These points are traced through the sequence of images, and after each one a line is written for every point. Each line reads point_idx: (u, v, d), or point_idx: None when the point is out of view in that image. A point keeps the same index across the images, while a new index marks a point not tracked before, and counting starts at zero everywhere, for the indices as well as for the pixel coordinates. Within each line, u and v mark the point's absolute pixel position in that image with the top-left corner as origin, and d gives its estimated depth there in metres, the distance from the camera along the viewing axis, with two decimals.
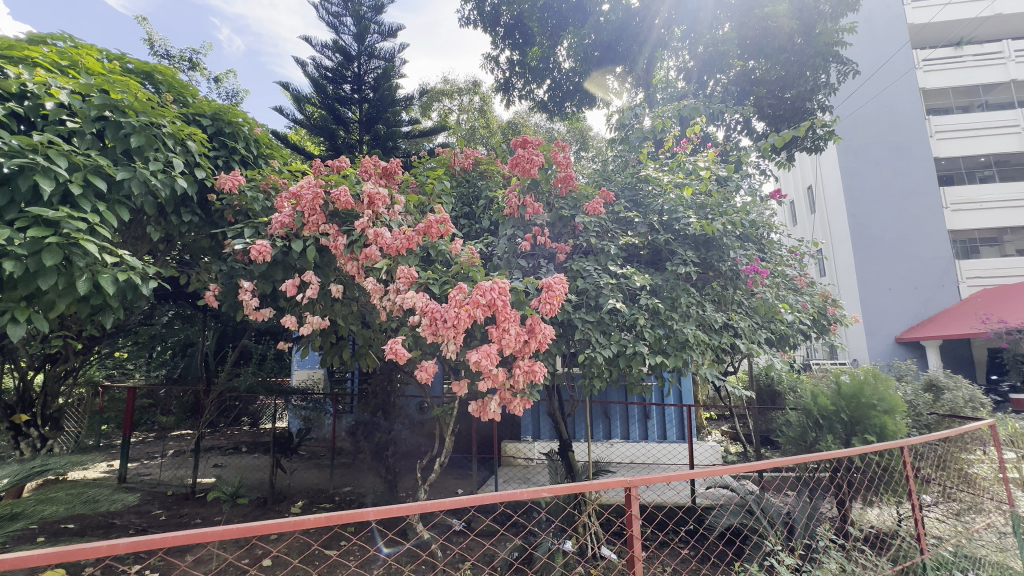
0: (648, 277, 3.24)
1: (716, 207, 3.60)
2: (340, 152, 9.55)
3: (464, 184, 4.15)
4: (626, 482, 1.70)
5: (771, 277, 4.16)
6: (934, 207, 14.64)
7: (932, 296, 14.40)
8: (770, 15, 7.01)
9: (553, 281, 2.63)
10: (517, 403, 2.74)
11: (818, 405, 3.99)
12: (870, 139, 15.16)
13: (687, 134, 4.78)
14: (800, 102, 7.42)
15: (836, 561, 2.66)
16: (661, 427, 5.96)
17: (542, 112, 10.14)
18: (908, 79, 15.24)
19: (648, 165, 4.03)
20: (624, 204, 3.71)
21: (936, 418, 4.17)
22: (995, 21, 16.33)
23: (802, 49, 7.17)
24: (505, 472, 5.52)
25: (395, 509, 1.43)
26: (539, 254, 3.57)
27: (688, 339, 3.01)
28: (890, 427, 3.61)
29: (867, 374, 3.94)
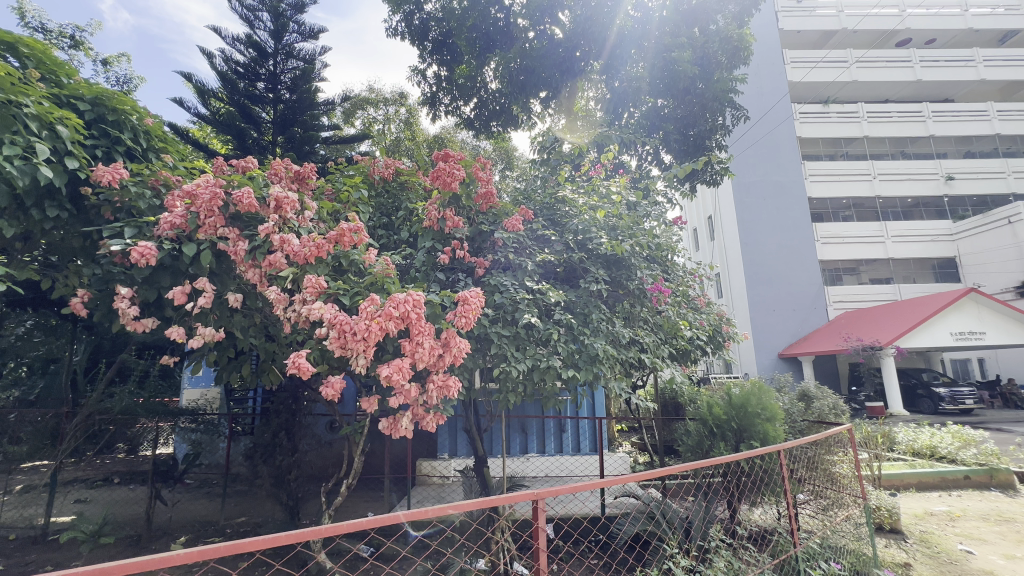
0: (563, 293, 3.34)
1: (626, 229, 3.80)
2: (248, 152, 8.86)
3: (383, 194, 4.08)
4: (533, 494, 1.72)
5: (673, 295, 4.48)
6: (808, 239, 16.88)
7: (807, 317, 16.50)
8: (676, 58, 7.67)
9: (469, 295, 2.62)
10: (429, 418, 2.70)
11: (712, 414, 4.34)
12: (758, 176, 17.17)
13: (601, 160, 5.11)
14: (700, 139, 8.26)
15: (723, 557, 2.88)
16: (575, 441, 6.12)
17: (468, 129, 10.23)
18: (786, 127, 17.57)
19: (565, 187, 4.22)
20: (542, 222, 3.84)
21: (807, 424, 4.73)
22: (853, 85, 19.10)
23: (703, 93, 7.96)
24: (419, 492, 5.33)
25: (285, 536, 1.31)
26: (457, 267, 3.59)
27: (598, 354, 3.14)
28: (770, 433, 4.05)
29: (752, 386, 4.39)
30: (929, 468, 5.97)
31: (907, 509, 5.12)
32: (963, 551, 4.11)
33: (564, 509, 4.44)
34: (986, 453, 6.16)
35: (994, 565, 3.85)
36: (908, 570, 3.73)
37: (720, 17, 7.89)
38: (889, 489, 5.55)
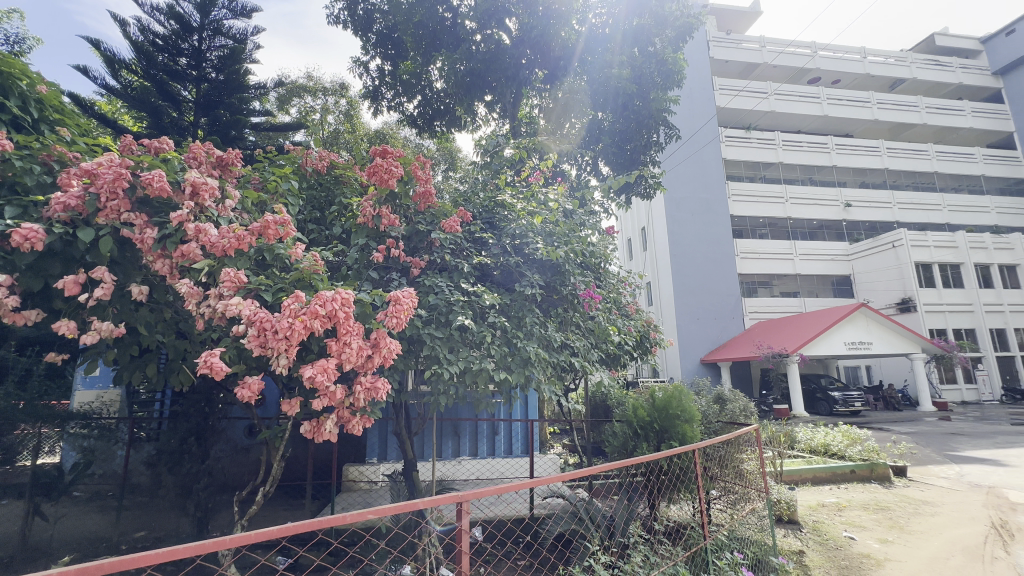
0: (498, 297, 3.36)
1: (562, 236, 3.89)
2: (165, 132, 8.13)
3: (316, 187, 3.91)
4: (457, 497, 1.71)
5: (604, 301, 4.65)
6: (728, 253, 18.31)
7: (726, 325, 17.85)
8: (617, 76, 8.04)
9: (401, 295, 2.58)
10: (355, 421, 2.61)
11: (637, 416, 4.54)
12: (686, 192, 18.48)
13: (541, 168, 5.23)
14: (636, 154, 8.71)
15: (640, 550, 3.03)
16: (508, 443, 6.18)
17: (410, 126, 10.05)
18: (712, 148, 19.03)
19: (505, 191, 4.26)
20: (480, 225, 3.85)
21: (721, 425, 5.09)
22: (772, 115, 20.88)
23: (640, 110, 8.35)
24: (343, 498, 5.12)
25: (181, 550, 1.21)
26: (392, 266, 3.51)
27: (530, 357, 3.21)
28: (688, 433, 4.32)
29: (673, 389, 4.65)
30: (823, 464, 6.63)
31: (803, 501, 5.66)
32: (846, 537, 4.60)
33: (492, 511, 4.48)
34: (868, 450, 6.95)
35: (871, 548, 4.35)
36: (802, 556, 4.11)
37: (657, 41, 8.24)
38: (789, 484, 6.11)
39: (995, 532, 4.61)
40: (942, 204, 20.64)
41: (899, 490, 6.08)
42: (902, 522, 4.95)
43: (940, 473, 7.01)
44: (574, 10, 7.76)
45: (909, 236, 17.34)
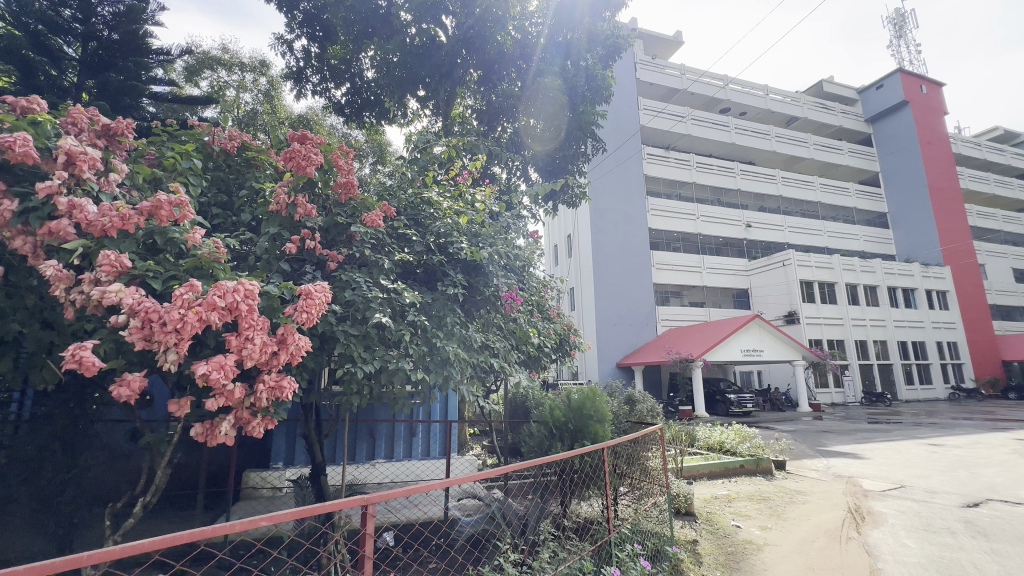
0: (419, 295, 3.30)
1: (487, 237, 3.90)
2: (39, 93, 6.97)
3: (225, 169, 3.61)
4: (362, 500, 1.65)
5: (526, 304, 4.72)
6: (644, 263, 19.60)
7: (640, 331, 19.05)
8: (548, 85, 8.24)
9: (313, 289, 2.44)
10: (256, 423, 2.43)
11: (553, 417, 4.74)
12: (609, 203, 19.51)
13: (470, 168, 5.22)
14: (565, 163, 9.00)
15: (549, 547, 3.11)
16: (425, 444, 6.08)
17: (337, 114, 9.59)
18: (634, 164, 20.26)
19: (431, 189, 4.20)
20: (404, 221, 3.76)
21: (630, 425, 5.40)
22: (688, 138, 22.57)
23: (570, 122, 8.62)
24: (241, 507, 4.74)
25: (20, 572, 1.04)
26: (306, 258, 3.33)
27: (449, 357, 3.18)
28: (598, 433, 4.51)
29: (588, 391, 4.84)
30: (717, 459, 7.26)
31: (699, 494, 6.16)
32: (733, 525, 5.08)
33: (405, 514, 4.36)
34: (755, 446, 7.73)
35: (753, 534, 4.83)
36: (695, 545, 4.45)
37: (588, 56, 8.53)
38: (688, 479, 6.63)
39: (851, 515, 5.33)
40: (823, 230, 23.54)
41: (779, 482, 6.82)
42: (779, 510, 5.56)
43: (812, 466, 7.96)
44: (510, 16, 7.85)
45: (796, 256, 19.54)
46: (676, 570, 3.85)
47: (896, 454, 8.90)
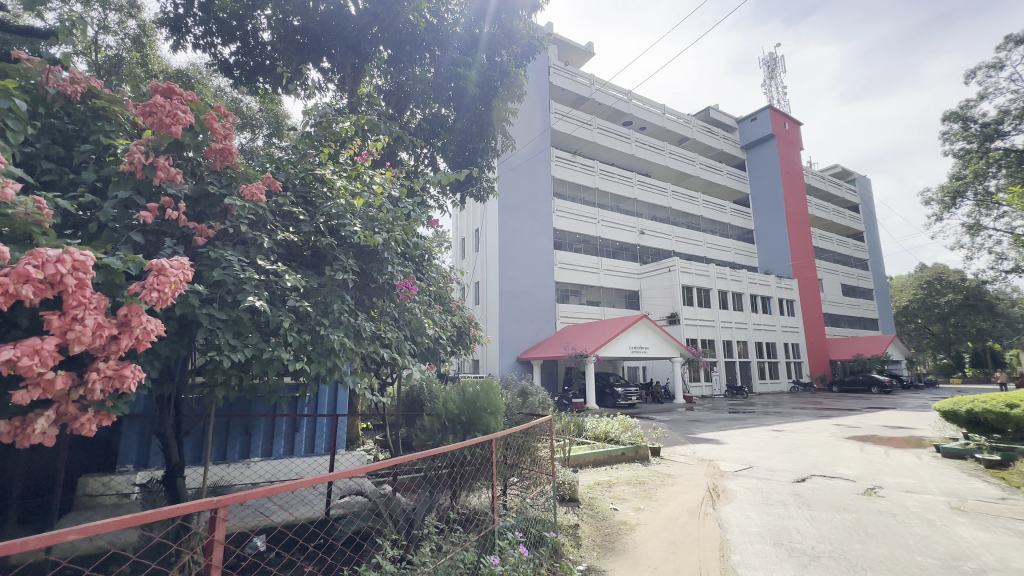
0: (302, 278, 3.06)
1: (384, 222, 3.69)
2: None
3: (61, 117, 3.02)
4: (212, 502, 1.49)
5: (423, 294, 4.59)
6: (547, 262, 20.35)
7: (540, 326, 19.77)
8: (462, 76, 8.10)
9: (168, 265, 2.12)
10: (86, 419, 2.07)
11: (446, 410, 4.71)
12: (517, 201, 19.93)
13: (370, 149, 4.95)
14: (473, 156, 8.91)
15: (433, 539, 3.08)
16: (310, 440, 5.70)
17: (223, 75, 8.48)
18: (542, 164, 20.90)
19: (325, 166, 3.91)
20: (291, 198, 3.46)
21: (522, 417, 5.55)
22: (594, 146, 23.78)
23: (482, 114, 8.53)
24: (73, 517, 4.04)
25: None
26: (167, 231, 2.90)
27: (334, 347, 2.99)
28: (491, 425, 4.58)
29: (484, 384, 4.88)
30: (602, 448, 7.77)
31: (584, 481, 6.54)
32: (611, 509, 5.46)
33: (278, 516, 4.06)
34: (635, 435, 8.40)
35: (627, 515, 5.25)
36: (577, 529, 4.69)
37: (504, 53, 8.51)
38: (574, 467, 7.01)
39: (709, 493, 6.03)
40: (703, 241, 26.31)
41: (654, 467, 7.48)
42: (651, 493, 6.11)
43: (681, 452, 8.87)
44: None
45: (680, 263, 21.60)
46: (557, 553, 4.03)
47: (748, 439, 10.25)
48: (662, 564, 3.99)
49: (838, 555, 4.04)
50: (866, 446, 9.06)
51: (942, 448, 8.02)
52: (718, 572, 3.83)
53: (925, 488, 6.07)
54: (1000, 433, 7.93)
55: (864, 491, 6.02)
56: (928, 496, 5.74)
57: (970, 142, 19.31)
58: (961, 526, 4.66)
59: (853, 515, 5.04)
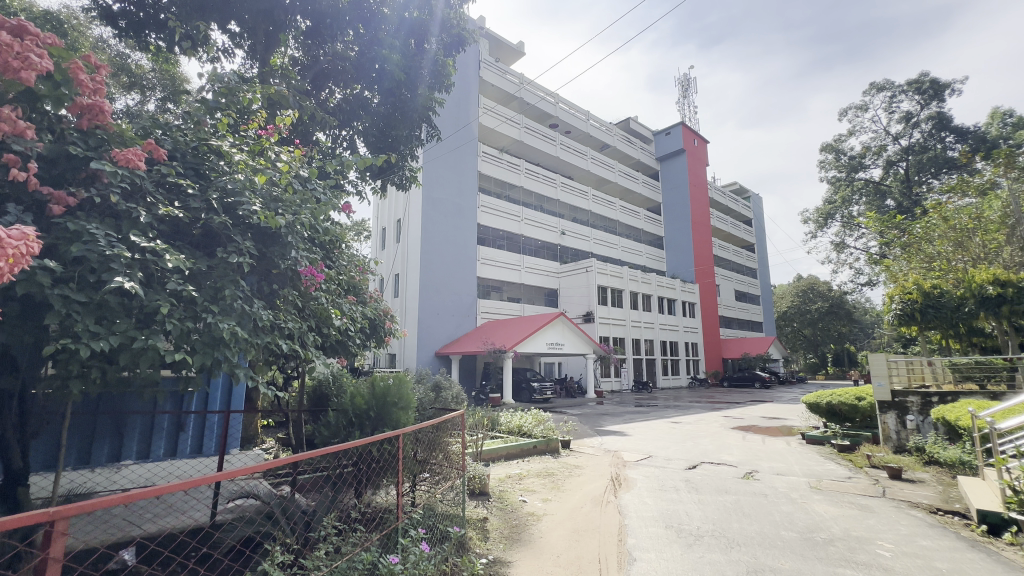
0: (187, 259, 2.75)
1: (289, 203, 3.43)
2: None
3: None
4: (47, 513, 1.27)
5: (332, 283, 4.35)
6: (470, 257, 20.29)
7: (460, 321, 19.69)
8: (386, 58, 7.68)
9: (6, 235, 1.78)
10: None
11: (353, 405, 4.51)
12: (441, 194, 19.64)
13: (277, 124, 4.56)
14: (397, 145, 8.53)
15: (331, 540, 2.94)
16: (197, 440, 5.18)
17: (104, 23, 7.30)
18: (468, 159, 20.77)
19: (222, 137, 3.54)
20: (178, 169, 3.10)
21: (433, 412, 5.48)
22: (520, 144, 24.06)
23: (409, 102, 8.15)
24: None
25: None
26: (13, 196, 2.46)
27: (223, 336, 2.72)
28: (402, 420, 4.47)
29: (395, 378, 4.74)
30: (514, 441, 7.90)
31: (495, 474, 6.62)
32: (520, 500, 5.58)
33: (155, 524, 3.65)
34: (547, 428, 8.66)
35: (535, 506, 5.39)
36: (484, 522, 4.72)
37: (433, 41, 8.20)
38: (486, 461, 7.06)
39: (611, 482, 6.39)
40: (618, 244, 27.78)
41: (562, 459, 7.77)
42: (559, 483, 6.34)
43: (590, 444, 9.28)
44: None
45: (597, 264, 22.61)
46: (464, 546, 4.03)
47: (649, 430, 11.02)
48: (564, 552, 4.15)
49: (719, 533, 4.46)
50: (747, 435, 10.12)
51: (807, 436, 9.21)
52: (615, 555, 4.07)
53: (792, 470, 6.93)
54: (850, 422, 9.28)
55: (743, 475, 6.73)
56: (794, 477, 6.56)
57: (840, 172, 22.37)
58: (817, 502, 5.38)
59: (734, 497, 5.60)
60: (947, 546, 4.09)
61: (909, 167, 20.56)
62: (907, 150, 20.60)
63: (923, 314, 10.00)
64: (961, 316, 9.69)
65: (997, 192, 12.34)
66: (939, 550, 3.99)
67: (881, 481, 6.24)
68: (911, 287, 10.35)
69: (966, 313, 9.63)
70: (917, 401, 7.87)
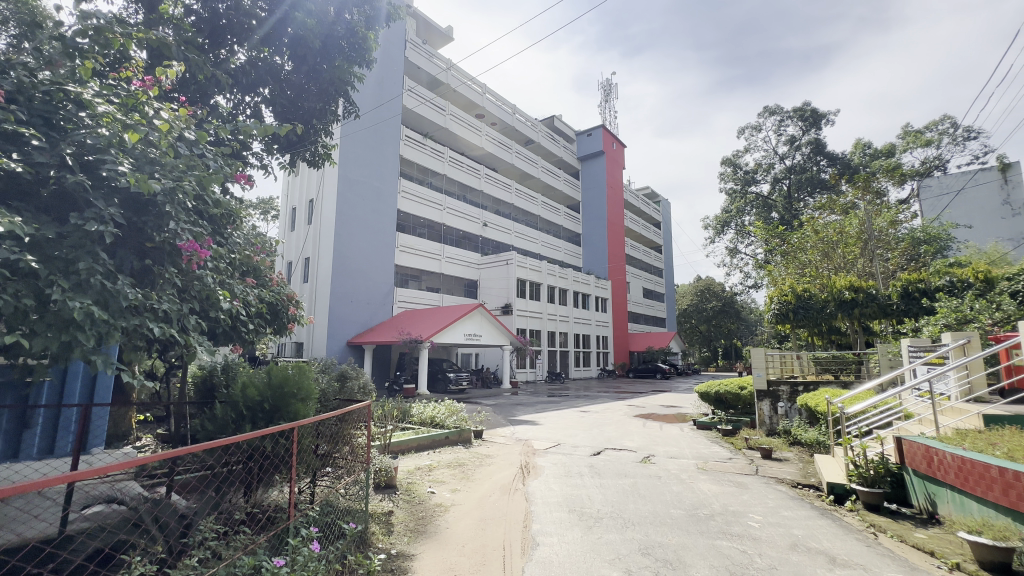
0: (27, 224, 2.32)
1: (169, 167, 3.06)
2: None
3: None
4: None
5: (220, 262, 3.92)
6: (388, 243, 19.55)
7: (375, 309, 18.94)
8: (299, 22, 6.75)
9: None
10: None
11: (245, 397, 4.11)
12: (358, 175, 18.67)
13: (158, 77, 3.95)
14: (309, 122, 7.65)
15: (207, 546, 2.66)
16: (49, 438, 4.46)
17: None
18: (389, 141, 19.91)
19: (82, 83, 3.03)
20: (22, 117, 2.60)
21: (338, 403, 5.18)
22: (445, 131, 23.49)
23: (324, 74, 7.29)
24: None
25: None
26: None
27: (74, 317, 2.34)
28: (301, 412, 4.14)
29: (296, 368, 4.39)
30: (425, 433, 7.75)
31: (404, 466, 6.45)
32: (428, 492, 5.49)
33: None
34: (460, 419, 8.62)
35: (443, 497, 5.34)
36: (390, 516, 4.58)
37: (355, 12, 7.34)
38: (395, 454, 6.85)
39: (520, 471, 6.51)
40: (539, 239, 28.39)
41: (474, 449, 7.78)
42: (469, 473, 6.35)
43: (502, 433, 9.40)
44: None
45: (517, 258, 22.91)
46: (365, 543, 3.86)
47: (559, 419, 11.41)
48: (469, 541, 4.15)
49: (616, 514, 4.73)
50: (646, 422, 10.88)
51: (697, 422, 10.10)
52: (519, 541, 4.14)
53: (683, 454, 7.56)
54: (734, 409, 10.35)
55: (641, 459, 7.21)
56: (684, 459, 7.16)
57: (736, 184, 24.70)
58: (701, 481, 5.92)
59: (631, 480, 5.98)
60: (803, 515, 4.70)
61: (791, 185, 23.28)
62: (790, 169, 23.29)
63: (795, 314, 11.39)
64: (824, 316, 11.19)
65: (856, 211, 14.41)
66: (797, 518, 4.57)
67: (755, 460, 7.02)
68: (787, 290, 11.70)
69: (828, 313, 11.13)
70: (787, 390, 8.96)
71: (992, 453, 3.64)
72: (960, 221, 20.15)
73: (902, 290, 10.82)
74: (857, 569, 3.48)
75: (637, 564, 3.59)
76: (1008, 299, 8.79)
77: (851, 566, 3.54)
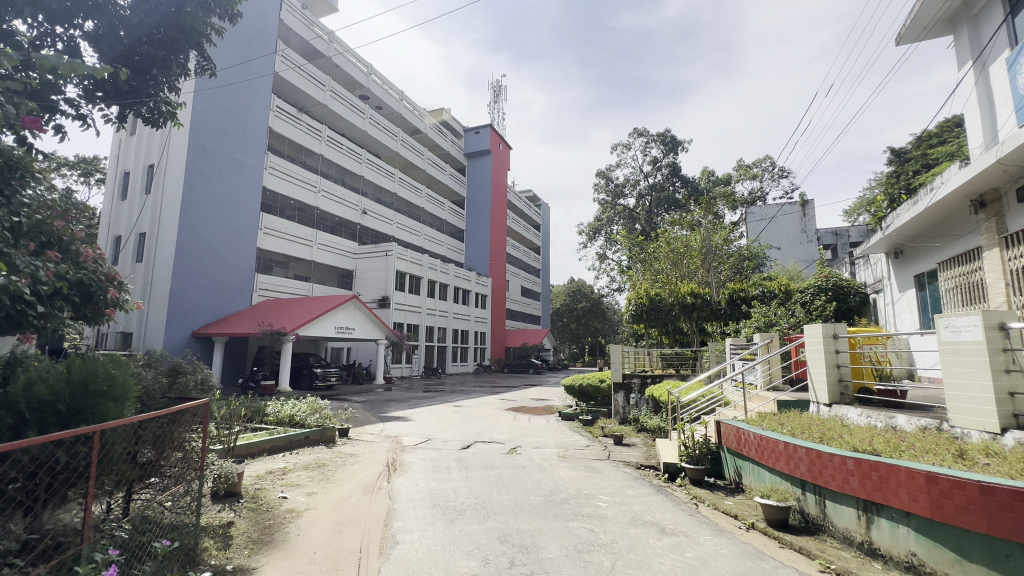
0: None
1: None
2: None
3: None
4: None
5: None
6: (248, 222, 17.44)
7: (229, 297, 16.77)
8: None
9: None
10: None
11: (28, 396, 3.28)
12: (213, 142, 16.32)
13: None
14: (146, 73, 6.25)
15: None
16: None
17: None
18: (254, 108, 17.71)
19: None
20: None
21: (165, 402, 4.44)
22: (323, 107, 21.61)
23: (166, 14, 5.98)
24: None
25: None
26: None
27: None
28: (113, 413, 3.47)
29: (105, 360, 3.65)
30: (280, 433, 7.05)
31: (252, 471, 5.81)
32: (279, 498, 5.00)
33: None
34: (324, 417, 8.01)
35: (297, 502, 4.90)
36: (229, 527, 4.09)
37: None
38: (241, 458, 6.11)
39: (386, 468, 6.29)
40: (421, 232, 27.76)
41: (337, 448, 7.31)
42: (329, 474, 5.93)
43: (370, 431, 8.97)
44: None
45: (396, 249, 22.14)
46: (191, 561, 3.39)
47: (431, 415, 11.27)
48: (322, 547, 3.87)
49: (478, 505, 4.82)
50: (515, 415, 11.28)
51: (562, 413, 10.77)
52: (378, 541, 3.98)
53: (547, 444, 7.98)
54: (593, 400, 11.28)
55: (508, 450, 7.46)
56: (547, 449, 7.58)
57: (607, 195, 26.92)
58: (561, 468, 6.33)
59: (497, 471, 6.16)
60: (643, 493, 5.29)
61: (651, 202, 26.15)
62: (652, 187, 26.16)
63: (647, 315, 12.75)
64: (670, 318, 12.70)
65: (700, 228, 16.63)
66: (638, 496, 5.13)
67: (608, 447, 7.72)
68: (643, 293, 13.01)
69: (673, 315, 12.66)
70: (638, 382, 10.02)
71: (781, 431, 4.46)
72: (773, 244, 24.51)
73: (729, 297, 12.76)
74: (681, 536, 4.00)
75: (495, 552, 3.69)
76: (800, 309, 10.92)
77: (676, 533, 4.07)
